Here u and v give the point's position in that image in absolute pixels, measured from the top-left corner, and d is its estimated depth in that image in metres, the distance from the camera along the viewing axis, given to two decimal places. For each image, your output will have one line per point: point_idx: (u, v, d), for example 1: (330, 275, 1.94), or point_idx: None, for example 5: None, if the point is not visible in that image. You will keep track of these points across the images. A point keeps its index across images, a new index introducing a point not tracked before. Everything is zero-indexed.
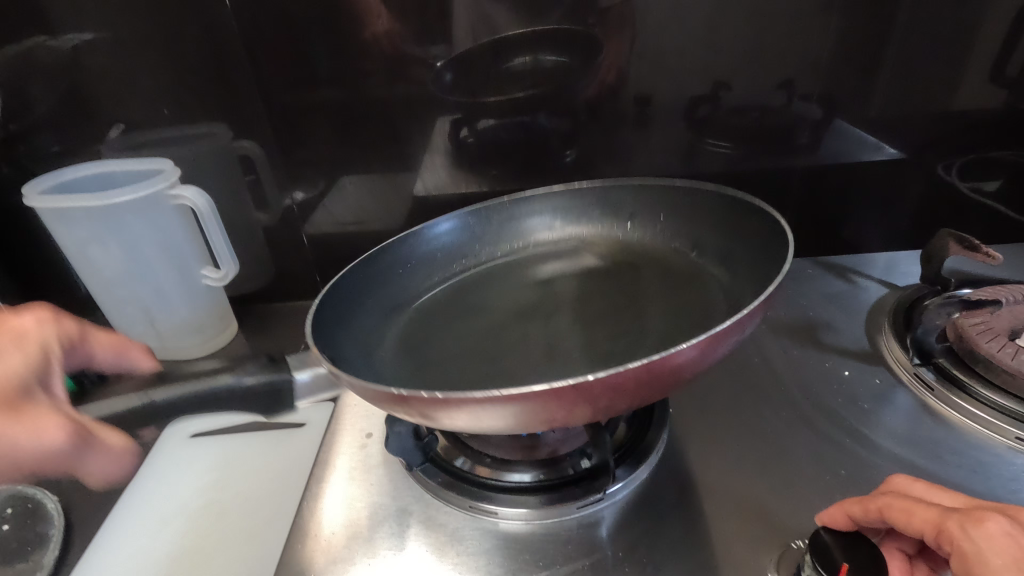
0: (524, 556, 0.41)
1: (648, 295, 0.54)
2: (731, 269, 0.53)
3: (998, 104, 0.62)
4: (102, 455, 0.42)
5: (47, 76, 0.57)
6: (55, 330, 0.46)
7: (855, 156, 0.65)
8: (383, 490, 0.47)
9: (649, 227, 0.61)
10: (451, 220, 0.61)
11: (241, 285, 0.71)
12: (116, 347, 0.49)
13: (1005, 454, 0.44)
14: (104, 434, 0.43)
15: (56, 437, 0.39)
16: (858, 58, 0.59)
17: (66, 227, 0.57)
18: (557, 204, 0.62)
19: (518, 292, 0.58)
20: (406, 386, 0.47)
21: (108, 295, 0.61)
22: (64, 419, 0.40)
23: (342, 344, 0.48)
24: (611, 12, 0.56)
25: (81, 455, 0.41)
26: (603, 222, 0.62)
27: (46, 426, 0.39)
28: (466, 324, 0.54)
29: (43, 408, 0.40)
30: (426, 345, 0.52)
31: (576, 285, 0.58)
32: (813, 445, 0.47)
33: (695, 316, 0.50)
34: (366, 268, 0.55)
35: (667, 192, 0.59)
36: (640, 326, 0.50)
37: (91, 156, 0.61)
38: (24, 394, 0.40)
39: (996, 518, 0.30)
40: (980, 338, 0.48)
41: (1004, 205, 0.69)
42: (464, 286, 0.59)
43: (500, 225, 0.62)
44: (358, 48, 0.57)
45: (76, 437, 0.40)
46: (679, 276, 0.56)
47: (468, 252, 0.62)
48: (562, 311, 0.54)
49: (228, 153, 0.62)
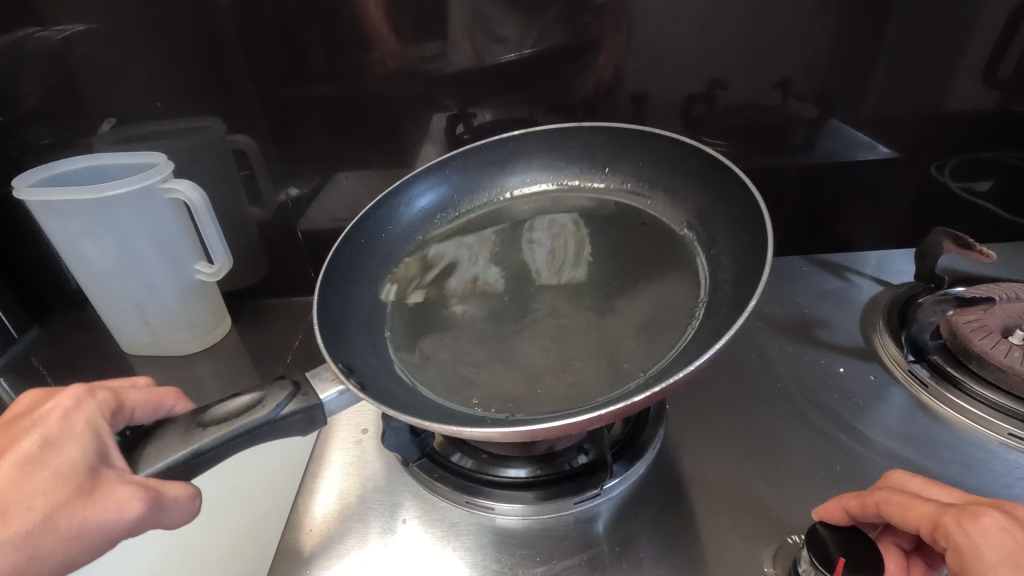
0: (521, 551, 0.41)
1: (629, 250, 0.57)
2: (707, 231, 0.55)
3: (992, 105, 0.62)
4: (177, 515, 0.35)
5: (38, 67, 0.56)
6: (89, 403, 0.37)
7: (849, 156, 0.65)
8: (379, 483, 0.46)
9: (627, 170, 0.62)
10: (433, 174, 0.61)
11: (235, 280, 0.70)
12: (154, 399, 0.39)
13: (997, 450, 0.45)
14: (172, 489, 0.35)
15: (135, 510, 0.33)
16: (853, 58, 0.59)
17: (58, 221, 0.56)
18: (538, 153, 0.63)
19: (503, 244, 0.60)
20: (407, 363, 0.49)
21: (102, 290, 0.60)
22: (143, 484, 0.34)
23: (349, 335, 0.49)
24: (608, 9, 0.56)
25: (171, 519, 0.35)
26: (583, 168, 0.63)
27: (120, 500, 0.33)
28: (457, 285, 0.56)
29: (117, 483, 0.34)
30: (423, 312, 0.54)
31: (558, 234, 0.60)
32: (806, 440, 0.47)
33: (676, 283, 0.52)
34: (356, 242, 0.56)
35: (647, 140, 0.60)
36: (625, 293, 0.52)
37: (84, 148, 0.60)
38: (90, 475, 0.34)
39: (992, 513, 0.30)
40: (974, 336, 0.48)
41: (997, 205, 0.69)
42: (449, 240, 0.61)
43: (481, 174, 0.63)
44: (353, 43, 0.57)
45: (171, 499, 0.35)
46: (659, 231, 0.58)
47: (452, 201, 0.63)
48: (547, 267, 0.57)
49: (223, 147, 0.61)
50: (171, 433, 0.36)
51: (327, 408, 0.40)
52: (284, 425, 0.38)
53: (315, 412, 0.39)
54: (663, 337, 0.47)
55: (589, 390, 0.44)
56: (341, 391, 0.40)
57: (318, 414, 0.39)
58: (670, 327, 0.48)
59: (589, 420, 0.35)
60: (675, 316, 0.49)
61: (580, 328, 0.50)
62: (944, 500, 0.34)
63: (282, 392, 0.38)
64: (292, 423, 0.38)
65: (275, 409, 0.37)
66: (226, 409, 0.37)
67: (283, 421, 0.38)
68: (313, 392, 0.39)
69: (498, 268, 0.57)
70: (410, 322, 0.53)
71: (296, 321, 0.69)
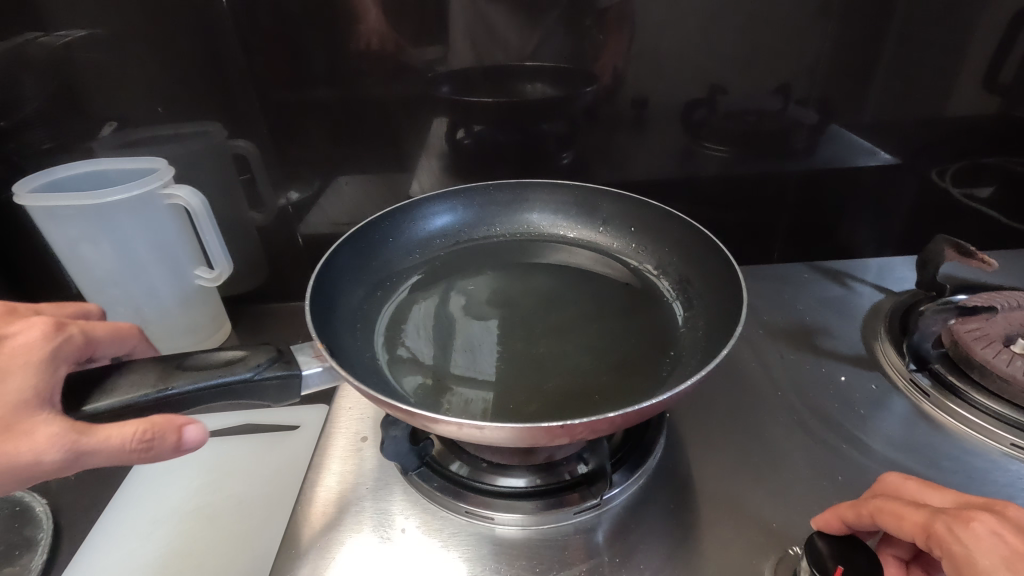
0: (521, 561, 0.40)
1: (611, 301, 0.57)
2: (686, 292, 0.56)
3: (991, 110, 0.62)
4: (108, 458, 0.34)
5: (38, 72, 0.55)
6: (58, 337, 0.37)
7: (851, 162, 0.65)
8: (377, 491, 0.46)
9: (621, 233, 0.63)
10: (443, 202, 0.63)
11: (235, 285, 0.70)
12: (117, 338, 0.42)
13: (999, 460, 0.45)
14: (107, 430, 0.33)
15: (52, 456, 0.33)
16: (853, 63, 0.59)
17: (57, 225, 0.55)
18: (542, 199, 0.64)
19: (495, 274, 0.60)
20: (390, 367, 0.49)
21: (97, 295, 0.59)
22: (68, 426, 0.33)
23: (337, 330, 0.50)
24: (610, 13, 0.56)
25: (101, 459, 0.33)
26: (582, 223, 0.65)
27: (40, 442, 0.33)
28: (448, 303, 0.57)
29: (45, 420, 0.33)
30: (407, 321, 0.55)
31: (549, 276, 0.60)
32: (808, 450, 0.47)
33: (658, 335, 0.53)
34: (357, 242, 0.57)
35: (643, 208, 0.62)
36: (609, 333, 0.53)
37: (83, 153, 0.60)
38: (20, 408, 0.33)
39: (983, 517, 0.30)
40: (975, 344, 0.48)
41: (996, 211, 0.70)
42: (444, 265, 0.62)
43: (489, 209, 0.65)
44: (353, 49, 0.57)
45: (100, 449, 0.33)
46: (642, 292, 0.58)
47: (455, 231, 0.64)
48: (535, 302, 0.57)
49: (223, 152, 0.61)
50: (146, 371, 0.37)
51: (306, 380, 0.40)
52: (260, 388, 0.38)
53: (292, 381, 0.39)
54: (647, 373, 0.48)
55: (569, 412, 0.45)
56: (325, 368, 0.40)
57: (294, 384, 0.39)
58: (652, 365, 0.49)
59: (559, 428, 0.35)
60: (656, 354, 0.50)
61: (564, 358, 0.50)
62: (937, 504, 0.34)
63: (264, 355, 0.39)
64: (267, 388, 0.39)
65: (254, 369, 0.38)
66: (207, 358, 0.38)
67: (260, 384, 0.38)
68: (294, 363, 0.40)
69: (487, 294, 0.58)
70: (397, 329, 0.54)
71: (295, 326, 0.69)
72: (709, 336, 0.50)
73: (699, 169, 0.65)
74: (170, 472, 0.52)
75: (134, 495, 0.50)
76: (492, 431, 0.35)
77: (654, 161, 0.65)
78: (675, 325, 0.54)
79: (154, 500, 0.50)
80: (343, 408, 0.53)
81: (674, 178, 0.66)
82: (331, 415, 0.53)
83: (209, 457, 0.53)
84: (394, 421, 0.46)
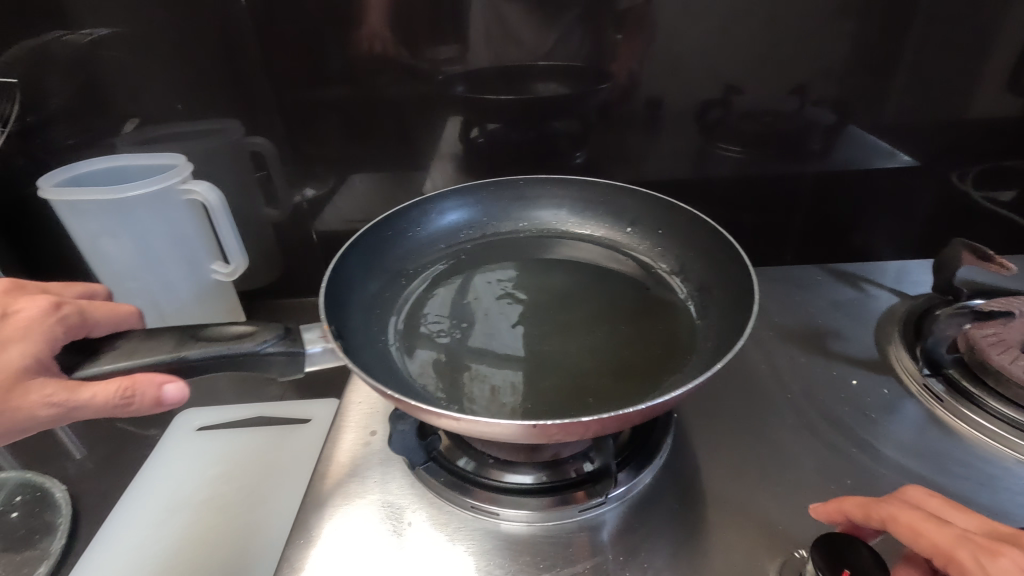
0: (525, 557, 0.41)
1: (630, 304, 0.57)
2: (704, 294, 0.56)
3: (1015, 112, 0.61)
4: (90, 410, 0.34)
5: (63, 69, 0.57)
6: (53, 315, 0.37)
7: (868, 164, 0.64)
8: (384, 484, 0.46)
9: (646, 237, 0.63)
10: (467, 195, 0.63)
11: (250, 280, 0.71)
12: (117, 322, 0.39)
13: (1013, 467, 0.44)
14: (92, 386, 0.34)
15: (44, 411, 0.34)
16: (873, 64, 0.58)
17: (80, 220, 0.57)
18: (567, 197, 0.64)
19: (516, 270, 0.61)
20: (404, 356, 0.50)
21: (117, 287, 0.61)
22: (60, 387, 0.34)
23: (354, 319, 0.51)
24: (626, 13, 0.56)
25: (86, 412, 0.34)
26: (609, 222, 0.64)
27: (33, 403, 0.34)
28: (466, 295, 0.57)
29: (40, 382, 0.34)
30: (423, 312, 0.55)
31: (570, 275, 0.60)
32: (818, 453, 0.47)
33: (673, 337, 0.52)
34: (379, 231, 0.58)
35: (663, 210, 0.61)
36: (621, 332, 0.53)
37: (106, 150, 0.62)
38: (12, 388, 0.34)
39: (1014, 553, 0.29)
40: (991, 349, 0.47)
41: (1017, 214, 0.68)
42: (466, 257, 0.62)
43: (514, 203, 0.65)
44: (371, 47, 0.57)
45: (86, 404, 0.34)
46: (660, 293, 0.58)
47: (480, 223, 0.65)
48: (552, 300, 0.57)
49: (241, 149, 0.62)
50: (162, 339, 0.38)
51: (309, 357, 0.41)
52: (265, 361, 0.39)
53: (297, 358, 0.40)
54: (659, 372, 0.48)
55: (577, 407, 0.45)
56: (326, 349, 0.41)
57: (299, 359, 0.40)
58: (663, 364, 0.49)
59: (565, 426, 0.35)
60: (668, 355, 0.50)
61: (578, 354, 0.51)
62: (962, 525, 0.33)
63: (272, 332, 0.40)
64: (272, 363, 0.39)
65: (260, 344, 0.39)
66: (221, 332, 0.39)
67: (266, 358, 0.39)
68: (299, 340, 0.40)
69: (506, 288, 0.58)
70: (414, 319, 0.55)
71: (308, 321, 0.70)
72: (721, 338, 0.50)
73: (712, 169, 0.65)
74: (185, 462, 0.53)
75: (148, 482, 0.51)
76: (497, 427, 0.35)
77: (668, 161, 0.65)
78: (689, 326, 0.53)
79: (168, 488, 0.51)
80: (354, 402, 0.54)
81: (687, 179, 0.66)
82: (341, 409, 0.53)
83: (222, 448, 0.54)
84: (401, 414, 0.47)
